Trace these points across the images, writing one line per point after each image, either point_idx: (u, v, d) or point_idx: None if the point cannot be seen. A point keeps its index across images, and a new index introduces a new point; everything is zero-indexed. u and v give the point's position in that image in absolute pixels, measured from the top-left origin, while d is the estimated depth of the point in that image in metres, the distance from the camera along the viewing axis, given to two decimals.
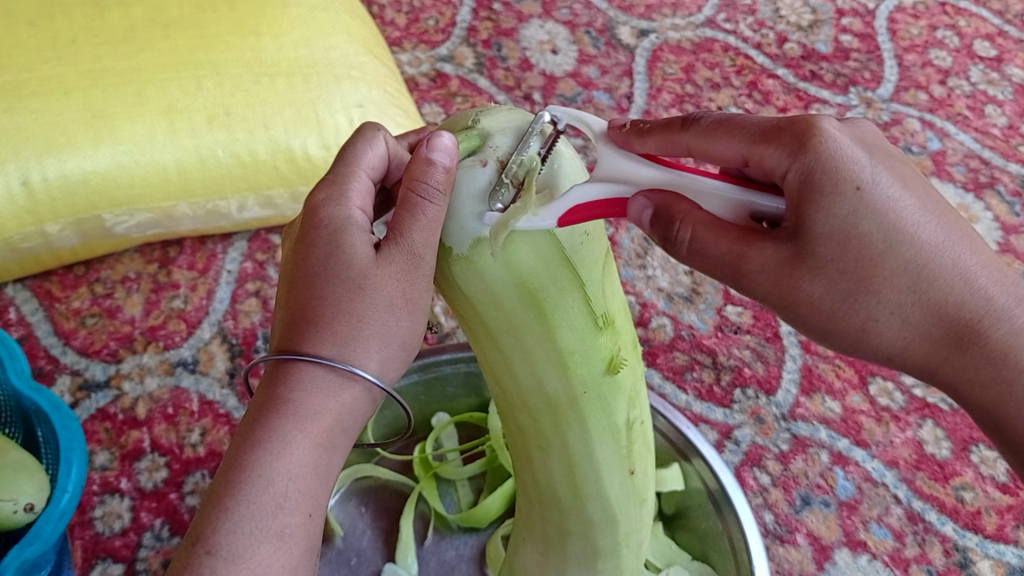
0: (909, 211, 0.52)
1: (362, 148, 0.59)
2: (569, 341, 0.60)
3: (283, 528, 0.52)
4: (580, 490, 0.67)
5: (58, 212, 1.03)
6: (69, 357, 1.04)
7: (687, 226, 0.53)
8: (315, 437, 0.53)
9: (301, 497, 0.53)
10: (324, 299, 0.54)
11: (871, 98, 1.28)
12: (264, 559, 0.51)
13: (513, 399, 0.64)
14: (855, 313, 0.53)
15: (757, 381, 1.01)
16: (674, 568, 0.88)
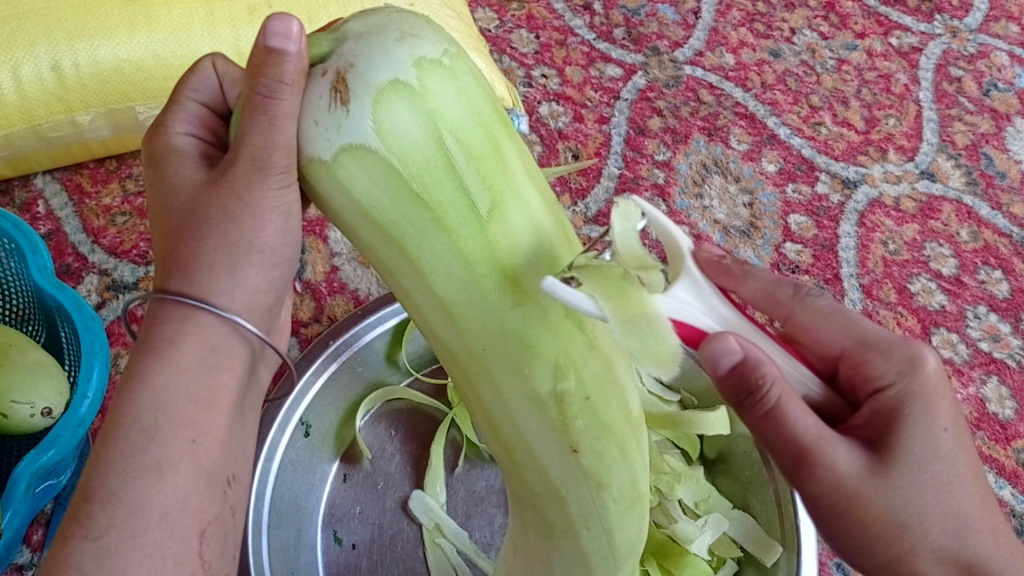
0: (946, 447, 0.50)
1: (185, 91, 0.60)
2: (447, 290, 0.48)
3: (161, 457, 0.49)
4: (511, 458, 0.56)
5: (89, 101, 0.99)
6: (97, 257, 1.00)
7: (776, 394, 0.46)
8: (177, 363, 0.51)
9: (175, 425, 0.50)
10: (179, 234, 0.53)
11: (958, 27, 1.19)
12: (144, 493, 0.49)
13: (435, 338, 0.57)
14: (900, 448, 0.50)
15: None
16: (713, 514, 0.83)
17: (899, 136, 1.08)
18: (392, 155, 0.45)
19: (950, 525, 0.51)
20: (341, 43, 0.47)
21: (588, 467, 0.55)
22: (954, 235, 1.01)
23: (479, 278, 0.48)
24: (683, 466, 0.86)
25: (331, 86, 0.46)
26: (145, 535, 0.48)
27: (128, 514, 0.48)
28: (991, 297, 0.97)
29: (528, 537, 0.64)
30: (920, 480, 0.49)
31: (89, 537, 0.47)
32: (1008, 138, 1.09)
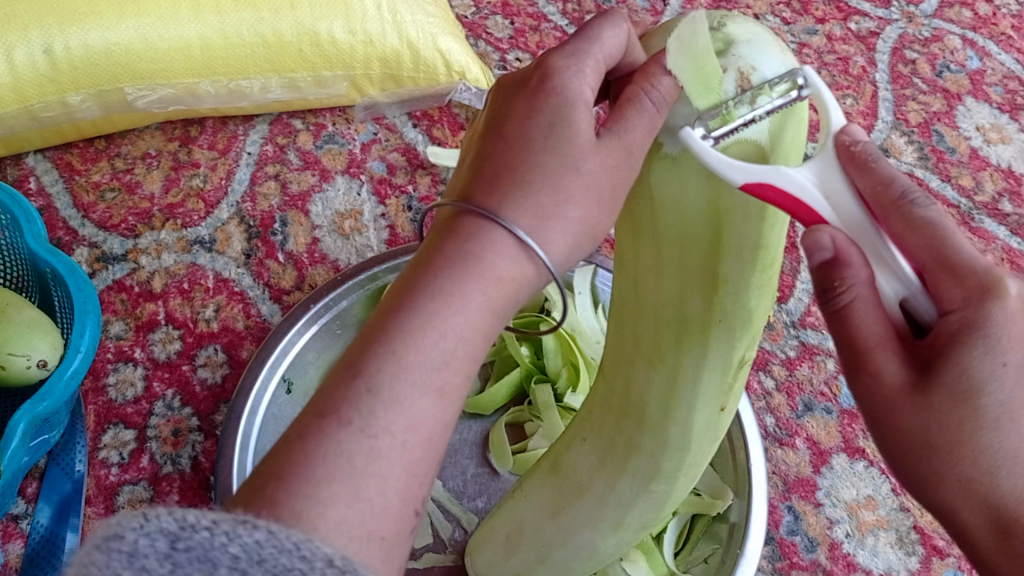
0: (1014, 361, 0.46)
1: (603, 28, 0.50)
2: (730, 269, 0.56)
3: (445, 385, 0.44)
4: (668, 414, 0.63)
5: (79, 83, 1.04)
6: (88, 230, 1.04)
7: (849, 295, 0.48)
8: (488, 306, 0.45)
9: (466, 360, 0.45)
10: (525, 158, 0.47)
11: (913, 13, 1.24)
12: (419, 412, 0.43)
13: (630, 301, 0.60)
14: (954, 373, 0.47)
15: None
16: None
17: (856, 115, 1.13)
18: (777, 149, 0.52)
19: (985, 473, 0.48)
20: (730, 43, 0.51)
21: (716, 421, 0.66)
22: None
23: (759, 267, 0.56)
24: None
25: (737, 85, 0.51)
26: (410, 452, 0.43)
27: (406, 427, 0.42)
28: None
29: (603, 483, 0.69)
30: (960, 408, 0.47)
31: (365, 433, 0.41)
32: (958, 116, 1.14)
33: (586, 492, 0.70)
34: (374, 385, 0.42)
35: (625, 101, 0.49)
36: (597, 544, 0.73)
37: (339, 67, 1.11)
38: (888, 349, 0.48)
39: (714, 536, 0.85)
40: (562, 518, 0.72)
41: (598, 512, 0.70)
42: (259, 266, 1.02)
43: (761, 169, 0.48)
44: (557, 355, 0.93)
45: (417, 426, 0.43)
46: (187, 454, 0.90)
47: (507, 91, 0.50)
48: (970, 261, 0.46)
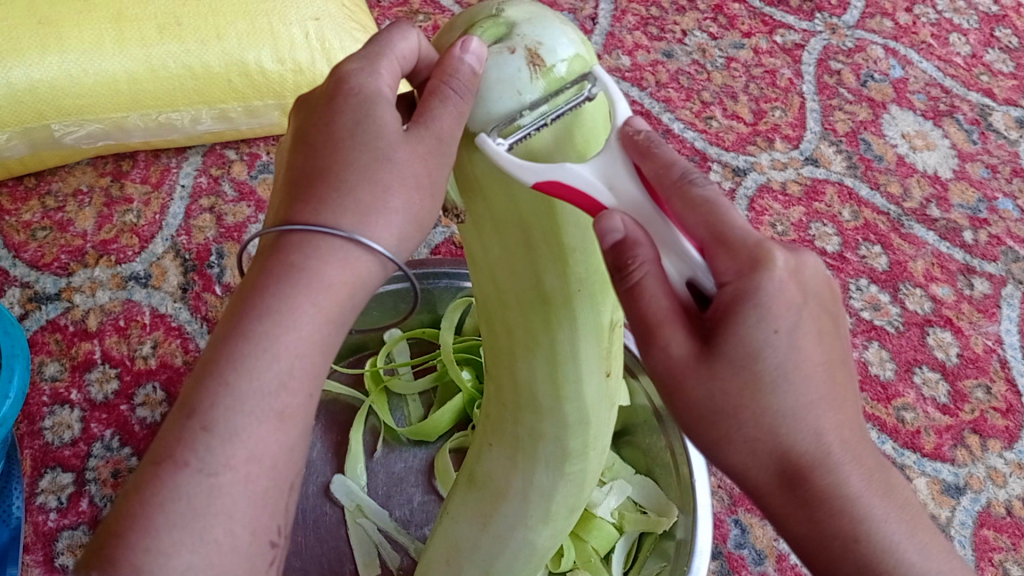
0: (789, 383, 0.46)
1: (394, 36, 0.52)
2: (572, 238, 0.57)
3: (283, 409, 0.46)
4: (559, 392, 0.64)
5: (4, 121, 1.01)
6: (19, 270, 1.02)
7: (640, 272, 0.46)
8: (325, 313, 0.47)
9: (304, 375, 0.47)
10: (339, 161, 0.49)
11: (836, 24, 1.27)
12: (261, 440, 0.45)
13: (494, 296, 0.62)
14: (734, 344, 0.45)
15: None
16: (617, 480, 0.89)
17: (785, 127, 1.16)
18: (584, 130, 0.53)
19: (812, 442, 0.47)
20: (512, 27, 0.53)
21: (607, 388, 0.67)
22: (837, 215, 1.09)
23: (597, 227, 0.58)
24: None
25: (527, 61, 0.51)
26: (254, 483, 0.45)
27: (247, 458, 0.45)
28: (873, 270, 1.05)
29: (520, 479, 0.70)
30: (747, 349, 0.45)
31: (203, 472, 0.44)
32: (884, 125, 1.17)
33: (507, 494, 0.71)
34: (210, 421, 0.44)
35: (429, 95, 0.49)
36: (539, 541, 0.73)
37: (270, 96, 1.10)
38: (677, 328, 0.46)
39: (661, 553, 0.85)
40: (493, 527, 0.72)
41: (524, 509, 0.71)
42: (196, 300, 1.01)
43: (550, 168, 0.48)
44: None
45: (265, 456, 0.46)
46: None
47: (310, 108, 0.52)
48: (747, 239, 0.46)
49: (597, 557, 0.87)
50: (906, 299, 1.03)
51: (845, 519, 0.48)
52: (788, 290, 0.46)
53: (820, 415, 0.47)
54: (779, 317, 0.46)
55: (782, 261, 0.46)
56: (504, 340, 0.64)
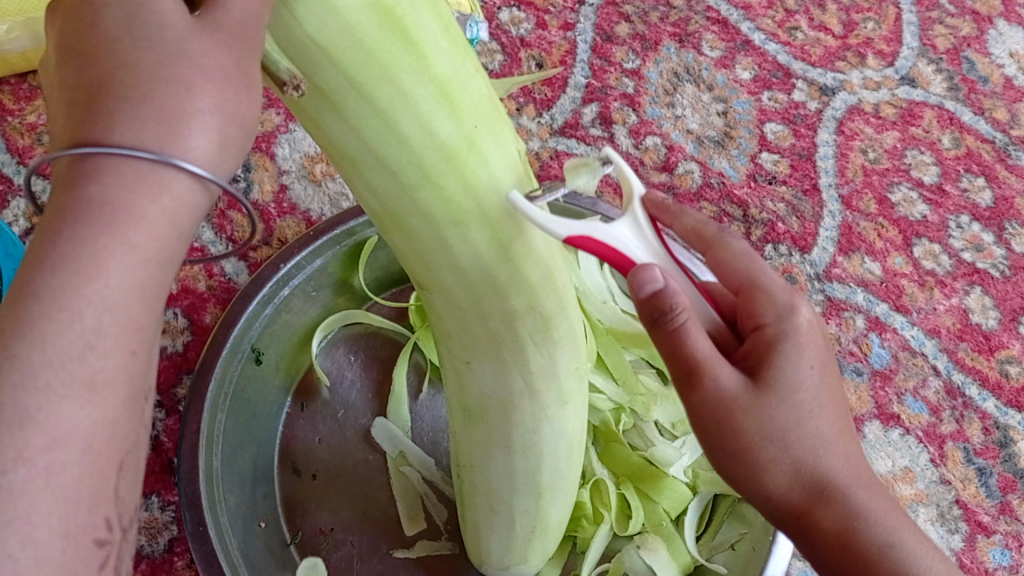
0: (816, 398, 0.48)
1: None
2: (444, 64, 0.45)
3: (95, 375, 0.35)
4: (511, 255, 0.52)
5: (7, 11, 0.89)
6: (24, 179, 0.92)
7: (685, 316, 0.44)
8: (142, 253, 0.36)
9: (121, 332, 0.36)
10: (123, 60, 0.35)
11: None
12: (66, 421, 0.35)
13: (388, 196, 0.49)
14: (778, 375, 0.47)
15: (791, 237, 0.92)
16: (691, 436, 0.81)
17: (879, 41, 1.05)
18: None
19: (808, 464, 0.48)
20: None
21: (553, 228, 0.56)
22: (936, 142, 0.98)
23: (461, 42, 0.46)
24: (659, 386, 0.83)
25: None
26: (61, 480, 0.35)
27: (47, 445, 0.34)
28: (974, 206, 0.95)
29: (516, 376, 0.59)
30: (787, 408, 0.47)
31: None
32: (990, 42, 1.06)
33: (515, 401, 0.60)
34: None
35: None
36: (569, 427, 0.63)
37: None
38: (722, 361, 0.46)
39: (741, 516, 0.77)
40: (517, 443, 0.62)
41: (537, 406, 0.60)
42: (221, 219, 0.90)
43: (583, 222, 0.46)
44: None
45: (76, 441, 0.35)
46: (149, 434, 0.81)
47: (64, 4, 0.37)
48: (784, 295, 0.49)
49: (669, 520, 0.78)
50: (1011, 240, 0.94)
51: (833, 508, 0.49)
52: (810, 351, 0.49)
53: (818, 428, 0.48)
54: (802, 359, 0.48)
55: (807, 318, 0.49)
56: (414, 237, 0.51)
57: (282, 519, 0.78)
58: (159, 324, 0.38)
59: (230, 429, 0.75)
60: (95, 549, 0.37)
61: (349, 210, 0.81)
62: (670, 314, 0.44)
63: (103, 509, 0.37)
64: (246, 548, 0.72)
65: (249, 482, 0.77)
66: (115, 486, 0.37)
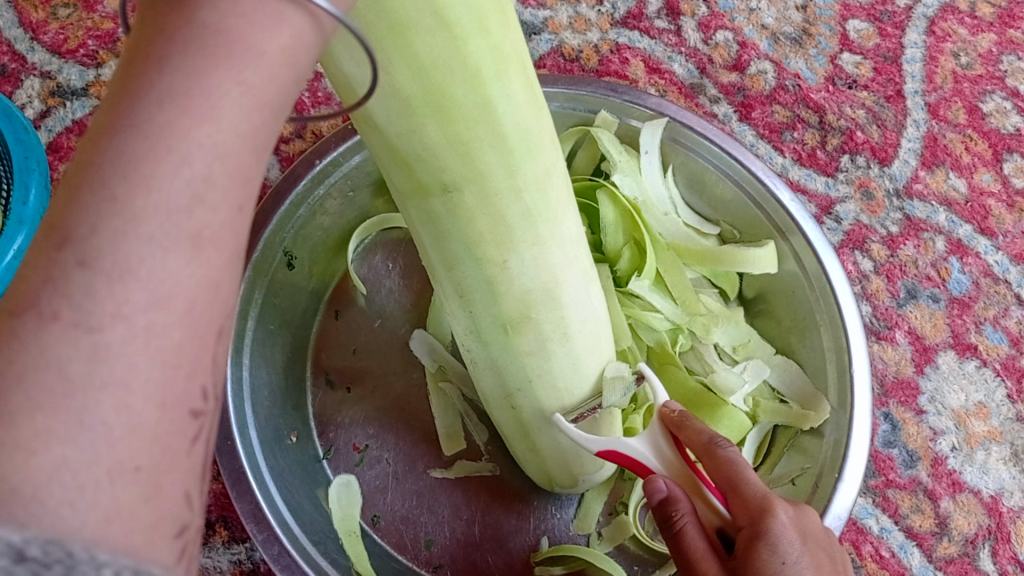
0: (788, 554, 0.50)
1: None
2: None
3: (202, 229, 0.28)
4: (522, 90, 0.50)
5: None
6: (39, 57, 0.85)
7: (682, 523, 0.53)
8: (256, 97, 0.29)
9: (228, 185, 0.28)
10: None
11: None
12: (173, 277, 0.27)
13: (438, 62, 0.45)
14: (760, 574, 0.49)
15: (870, 148, 0.85)
16: (753, 361, 0.76)
17: None
18: None
19: None
20: None
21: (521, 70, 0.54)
22: None
23: None
24: (720, 306, 0.77)
25: None
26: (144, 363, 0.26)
27: (149, 304, 0.26)
28: None
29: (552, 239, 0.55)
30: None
31: (81, 331, 0.25)
32: None
33: (557, 277, 0.56)
34: (87, 253, 0.25)
35: None
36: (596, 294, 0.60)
37: None
38: (711, 564, 0.52)
39: (802, 448, 0.73)
40: (566, 329, 0.58)
41: (574, 271, 0.57)
42: None
43: None
44: (619, 230, 0.77)
45: (178, 299, 0.27)
46: None
47: None
48: (760, 493, 0.52)
49: None
50: None
51: None
52: (791, 537, 0.50)
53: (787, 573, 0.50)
54: (792, 541, 0.50)
55: (786, 514, 0.51)
56: (460, 109, 0.47)
57: (316, 428, 0.75)
58: (259, 181, 0.30)
59: (261, 337, 0.71)
60: (191, 425, 0.28)
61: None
62: (679, 514, 0.53)
63: (200, 376, 0.28)
64: (284, 465, 0.69)
65: (283, 391, 0.73)
66: (213, 350, 0.29)
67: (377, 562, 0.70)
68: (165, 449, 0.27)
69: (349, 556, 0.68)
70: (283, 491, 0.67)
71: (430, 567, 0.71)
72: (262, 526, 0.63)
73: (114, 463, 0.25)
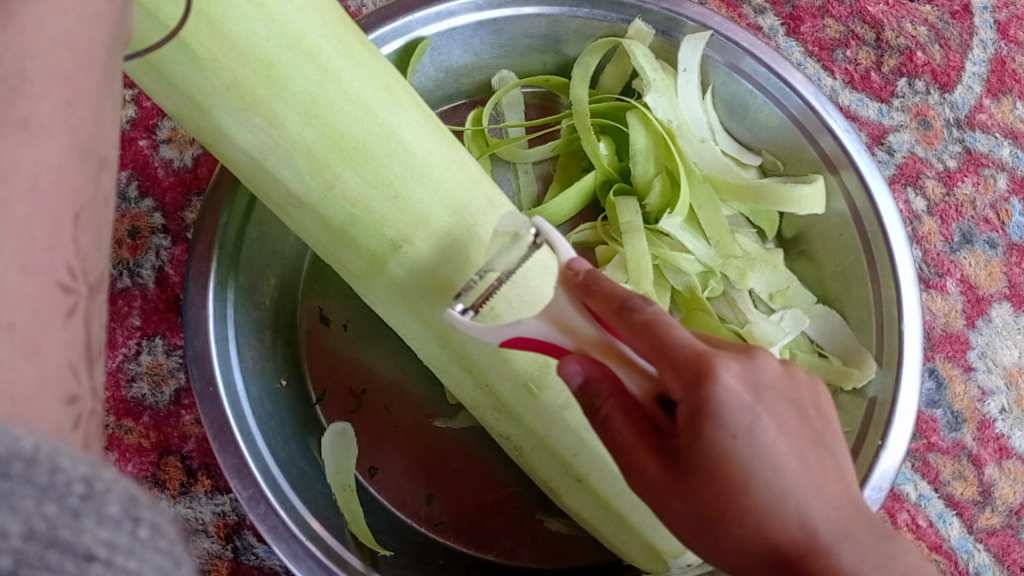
0: (772, 453, 0.39)
1: None
2: None
3: (32, 117, 0.29)
4: (365, 66, 0.51)
5: None
6: None
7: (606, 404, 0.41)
8: (74, 8, 0.31)
9: (47, 79, 0.29)
10: None
11: None
12: (18, 158, 0.28)
13: (334, 165, 0.50)
14: (709, 441, 0.38)
15: (931, 71, 0.76)
16: (791, 309, 0.68)
17: None
18: None
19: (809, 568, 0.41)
20: None
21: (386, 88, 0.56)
22: None
23: None
24: (758, 247, 0.69)
25: None
26: (10, 211, 0.27)
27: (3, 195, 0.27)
28: None
29: (471, 191, 0.53)
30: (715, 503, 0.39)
31: None
32: None
33: None
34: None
35: None
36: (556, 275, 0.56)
37: None
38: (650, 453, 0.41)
39: (839, 408, 0.67)
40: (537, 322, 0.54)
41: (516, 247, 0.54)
42: None
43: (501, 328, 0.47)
44: (650, 159, 0.68)
45: (19, 178, 0.28)
46: (150, 265, 0.69)
47: None
48: (698, 349, 0.39)
49: None
50: None
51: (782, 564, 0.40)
52: (770, 450, 0.39)
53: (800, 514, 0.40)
54: (743, 408, 0.39)
55: (732, 369, 0.39)
56: (376, 213, 0.51)
57: (307, 368, 0.68)
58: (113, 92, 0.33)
59: (246, 272, 0.64)
60: (62, 298, 0.29)
61: (399, 3, 0.63)
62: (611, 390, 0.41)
63: (63, 255, 0.29)
64: (273, 413, 0.63)
65: (271, 330, 0.66)
66: (74, 236, 0.29)
67: (373, 519, 0.64)
68: (38, 311, 0.28)
69: (344, 513, 0.62)
70: (272, 445, 0.61)
71: (429, 525, 0.66)
72: (247, 482, 0.57)
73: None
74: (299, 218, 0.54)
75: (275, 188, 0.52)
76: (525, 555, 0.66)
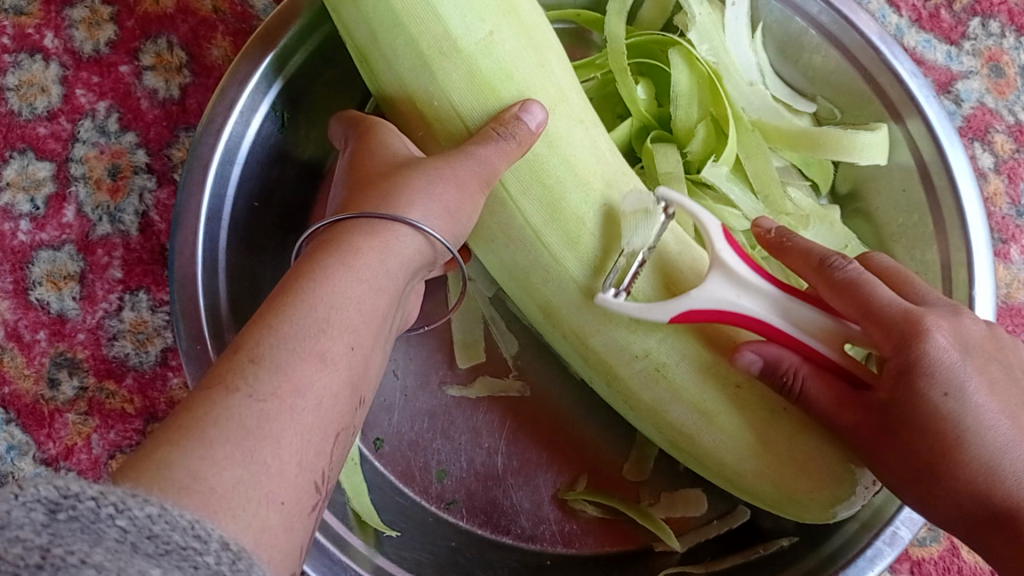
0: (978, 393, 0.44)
1: None
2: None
3: (328, 350, 0.36)
4: None
5: None
6: None
7: (797, 379, 0.46)
8: (370, 282, 0.40)
9: (344, 326, 0.38)
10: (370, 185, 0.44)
11: None
12: (315, 381, 0.35)
13: (494, 13, 0.46)
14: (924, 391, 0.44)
15: (1008, 9, 0.68)
16: None
17: None
18: None
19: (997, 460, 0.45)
20: None
21: None
22: None
23: None
24: (812, 203, 0.63)
25: None
26: (302, 419, 0.34)
27: (294, 392, 0.34)
28: None
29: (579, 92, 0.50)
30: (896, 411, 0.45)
31: (248, 427, 0.32)
32: None
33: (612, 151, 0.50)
34: (258, 355, 0.35)
35: None
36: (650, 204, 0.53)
37: None
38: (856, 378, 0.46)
39: None
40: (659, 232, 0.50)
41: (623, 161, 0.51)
42: None
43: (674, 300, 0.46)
44: (693, 102, 0.61)
45: (309, 409, 0.34)
46: (132, 210, 0.64)
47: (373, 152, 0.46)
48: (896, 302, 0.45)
49: None
50: None
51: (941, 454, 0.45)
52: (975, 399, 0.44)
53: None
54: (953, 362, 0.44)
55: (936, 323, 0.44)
56: (523, 75, 0.47)
57: None
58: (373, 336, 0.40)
59: (242, 222, 0.57)
60: (313, 492, 0.35)
61: None
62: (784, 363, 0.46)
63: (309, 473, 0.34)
64: None
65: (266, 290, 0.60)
66: (332, 449, 0.36)
67: (379, 495, 0.59)
68: (298, 498, 0.33)
69: (346, 490, 0.55)
70: None
71: (442, 504, 0.61)
72: None
73: (272, 489, 0.32)
74: (434, 88, 0.46)
75: (422, 25, 0.45)
76: (550, 542, 0.60)
